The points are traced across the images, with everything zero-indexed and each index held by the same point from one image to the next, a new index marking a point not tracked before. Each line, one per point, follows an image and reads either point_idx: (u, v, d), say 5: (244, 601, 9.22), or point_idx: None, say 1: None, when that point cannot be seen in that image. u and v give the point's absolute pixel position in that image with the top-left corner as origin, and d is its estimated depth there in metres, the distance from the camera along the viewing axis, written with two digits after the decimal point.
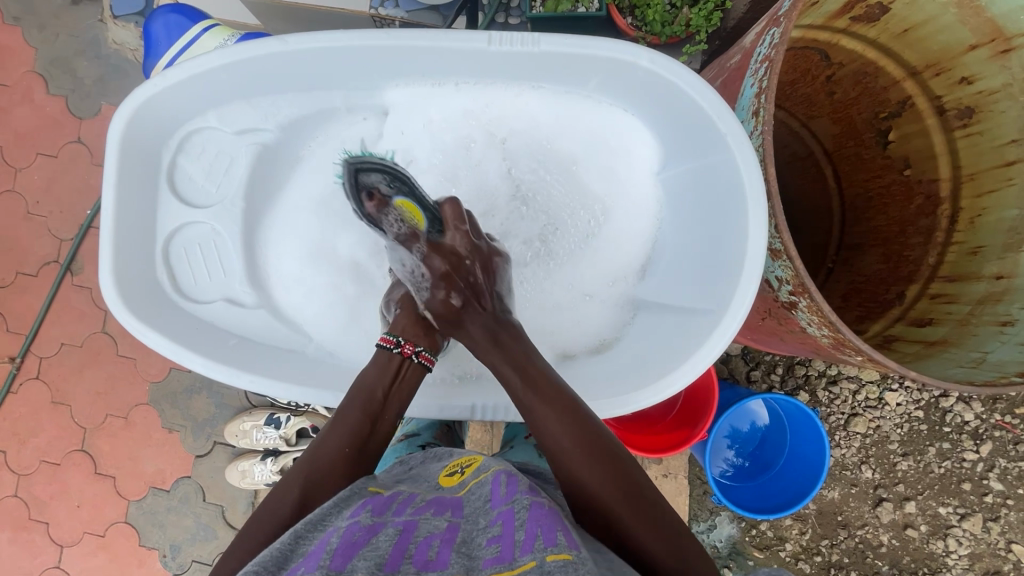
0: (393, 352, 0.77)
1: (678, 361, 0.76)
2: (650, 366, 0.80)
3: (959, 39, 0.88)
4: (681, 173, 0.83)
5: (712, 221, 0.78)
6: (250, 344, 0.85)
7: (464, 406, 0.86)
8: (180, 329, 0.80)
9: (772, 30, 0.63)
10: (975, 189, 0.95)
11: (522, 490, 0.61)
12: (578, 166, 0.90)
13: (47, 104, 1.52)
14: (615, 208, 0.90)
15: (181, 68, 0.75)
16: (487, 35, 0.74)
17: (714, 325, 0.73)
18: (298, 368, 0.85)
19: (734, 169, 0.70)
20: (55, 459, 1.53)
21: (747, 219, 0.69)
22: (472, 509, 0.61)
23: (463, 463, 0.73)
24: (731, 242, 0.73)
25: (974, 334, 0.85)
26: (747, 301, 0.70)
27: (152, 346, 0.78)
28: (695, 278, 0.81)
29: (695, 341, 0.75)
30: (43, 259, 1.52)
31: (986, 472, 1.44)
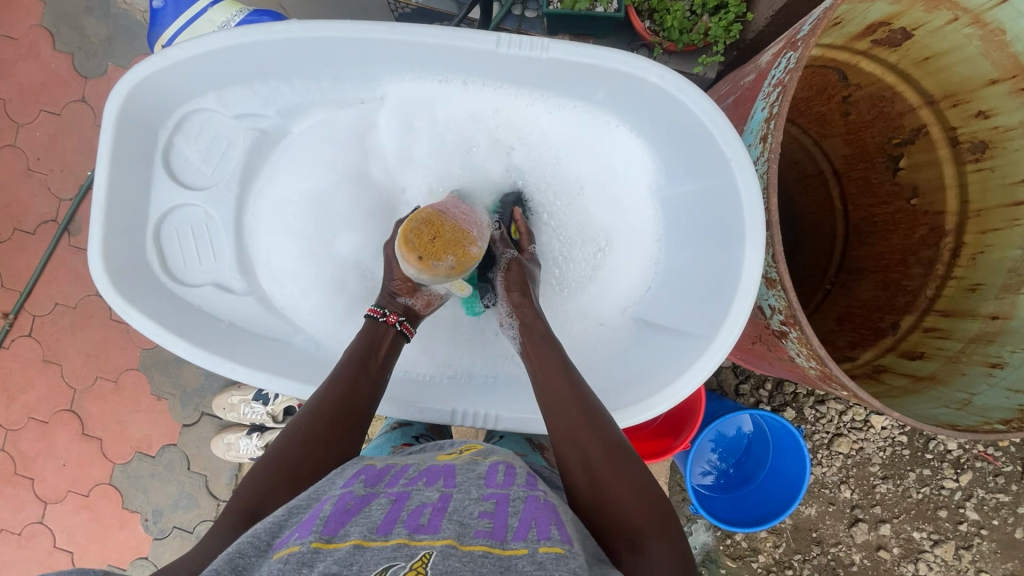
0: (378, 322, 0.79)
1: (664, 387, 0.74)
2: (634, 385, 0.80)
3: (980, 71, 0.86)
4: (683, 193, 0.82)
5: (709, 245, 0.77)
6: (237, 330, 0.85)
7: (444, 410, 0.83)
8: (164, 312, 0.79)
9: (789, 53, 0.62)
10: (980, 225, 0.94)
11: (518, 481, 0.60)
12: (585, 178, 0.90)
13: (53, 60, 1.50)
14: (615, 221, 0.90)
15: (182, 48, 0.73)
16: (496, 37, 0.72)
17: (701, 351, 0.72)
18: (282, 359, 0.84)
19: (737, 197, 0.69)
20: (43, 417, 1.54)
21: (743, 250, 0.68)
22: (464, 478, 0.60)
23: (462, 447, 0.72)
24: (726, 268, 0.72)
25: (963, 373, 0.85)
26: (735, 328, 0.69)
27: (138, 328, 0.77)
28: (690, 301, 0.80)
29: (683, 365, 0.74)
30: (41, 217, 1.51)
31: (963, 501, 1.45)
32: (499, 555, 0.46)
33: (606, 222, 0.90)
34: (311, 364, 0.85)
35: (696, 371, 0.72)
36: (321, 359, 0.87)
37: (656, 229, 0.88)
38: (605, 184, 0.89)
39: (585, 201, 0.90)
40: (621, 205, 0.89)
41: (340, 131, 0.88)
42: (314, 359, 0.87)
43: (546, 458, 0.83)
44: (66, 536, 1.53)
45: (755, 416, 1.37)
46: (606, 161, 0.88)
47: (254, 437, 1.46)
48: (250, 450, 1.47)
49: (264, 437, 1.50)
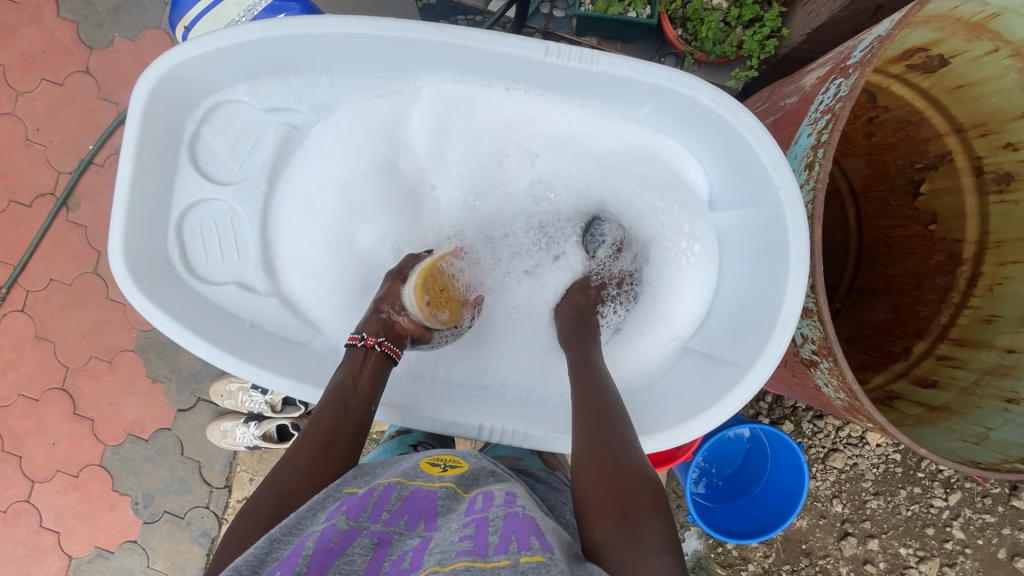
0: (358, 346, 0.77)
1: (696, 411, 0.74)
2: (673, 408, 0.79)
3: (1013, 104, 0.86)
4: (733, 216, 0.80)
5: (749, 270, 0.77)
6: (261, 332, 0.84)
7: (471, 424, 0.81)
8: (185, 311, 0.78)
9: (839, 80, 0.62)
10: (999, 256, 0.95)
11: (496, 502, 0.57)
12: (615, 194, 0.91)
13: (57, 28, 1.45)
14: (655, 233, 0.88)
15: (215, 36, 0.71)
16: (545, 45, 0.71)
17: (738, 378, 0.72)
18: (303, 363, 0.83)
19: (782, 226, 0.68)
20: (34, 395, 1.50)
21: (785, 281, 0.68)
22: (444, 517, 0.57)
23: (447, 462, 0.70)
24: (768, 296, 0.72)
25: (977, 406, 0.86)
26: (772, 359, 0.69)
27: (159, 327, 0.76)
28: (726, 328, 0.80)
29: (718, 392, 0.74)
30: (38, 190, 1.47)
31: (950, 520, 1.47)
32: (482, 570, 0.45)
33: (632, 236, 0.92)
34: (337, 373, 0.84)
35: (733, 398, 0.72)
36: None
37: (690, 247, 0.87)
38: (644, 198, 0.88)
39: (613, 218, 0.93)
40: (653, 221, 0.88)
41: (371, 127, 0.85)
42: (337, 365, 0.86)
43: (544, 460, 0.84)
44: (53, 515, 1.51)
45: (755, 429, 1.37)
46: (646, 178, 0.87)
47: (251, 426, 1.42)
48: (247, 437, 1.42)
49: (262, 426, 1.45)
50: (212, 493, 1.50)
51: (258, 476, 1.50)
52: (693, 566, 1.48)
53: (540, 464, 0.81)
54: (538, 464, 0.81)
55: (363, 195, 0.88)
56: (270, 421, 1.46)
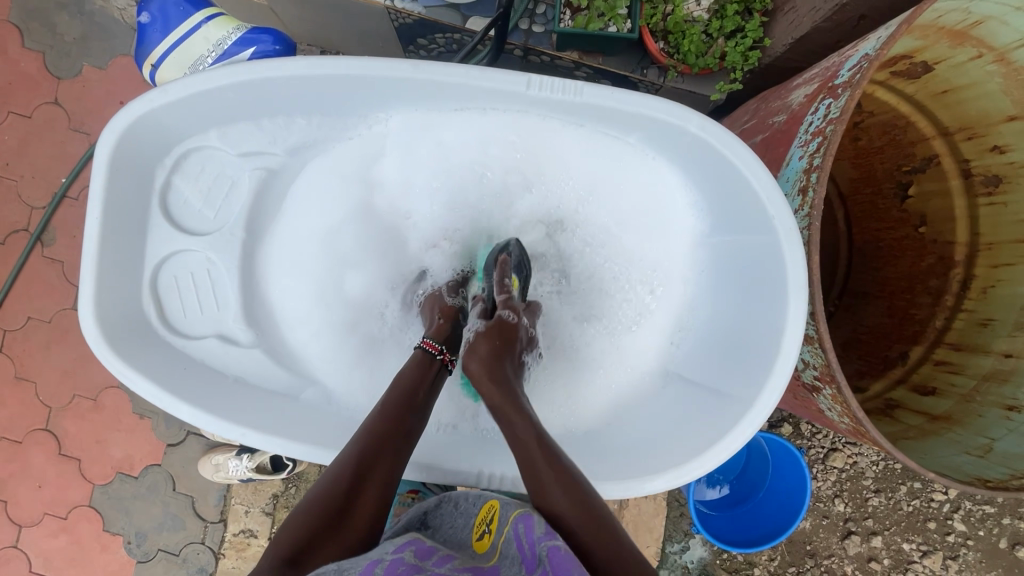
0: (435, 357, 0.77)
1: (700, 449, 0.73)
2: (673, 442, 0.77)
3: (998, 108, 0.85)
4: (729, 244, 0.79)
5: (745, 298, 0.76)
6: (246, 386, 0.81)
7: (470, 471, 0.80)
8: (163, 371, 0.75)
9: (829, 100, 0.61)
10: (991, 259, 0.94)
11: (540, 534, 0.57)
12: (616, 216, 0.86)
13: (22, 59, 1.40)
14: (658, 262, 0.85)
15: (183, 84, 0.69)
16: (527, 78, 0.69)
17: (741, 412, 0.71)
18: (288, 416, 0.80)
19: (779, 256, 0.67)
20: (16, 437, 1.46)
21: (785, 312, 0.67)
22: (505, 569, 0.56)
23: (486, 517, 0.67)
24: (767, 325, 0.71)
25: (979, 414, 0.85)
26: (776, 392, 0.68)
27: (136, 391, 0.73)
28: (723, 357, 0.79)
29: (719, 428, 0.73)
30: (11, 226, 1.42)
31: (951, 513, 1.46)
32: None
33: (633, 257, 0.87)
34: (330, 424, 0.81)
35: (735, 435, 0.70)
36: (336, 412, 0.84)
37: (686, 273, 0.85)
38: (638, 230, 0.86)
39: (610, 239, 0.87)
40: (661, 245, 0.85)
41: (346, 168, 0.84)
42: (328, 413, 0.83)
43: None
44: (43, 560, 1.46)
45: (756, 435, 1.36)
46: (636, 205, 0.84)
47: (244, 459, 1.37)
48: (240, 470, 1.38)
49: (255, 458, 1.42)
50: (207, 528, 1.46)
51: (255, 508, 1.45)
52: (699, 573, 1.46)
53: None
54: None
55: (345, 236, 0.87)
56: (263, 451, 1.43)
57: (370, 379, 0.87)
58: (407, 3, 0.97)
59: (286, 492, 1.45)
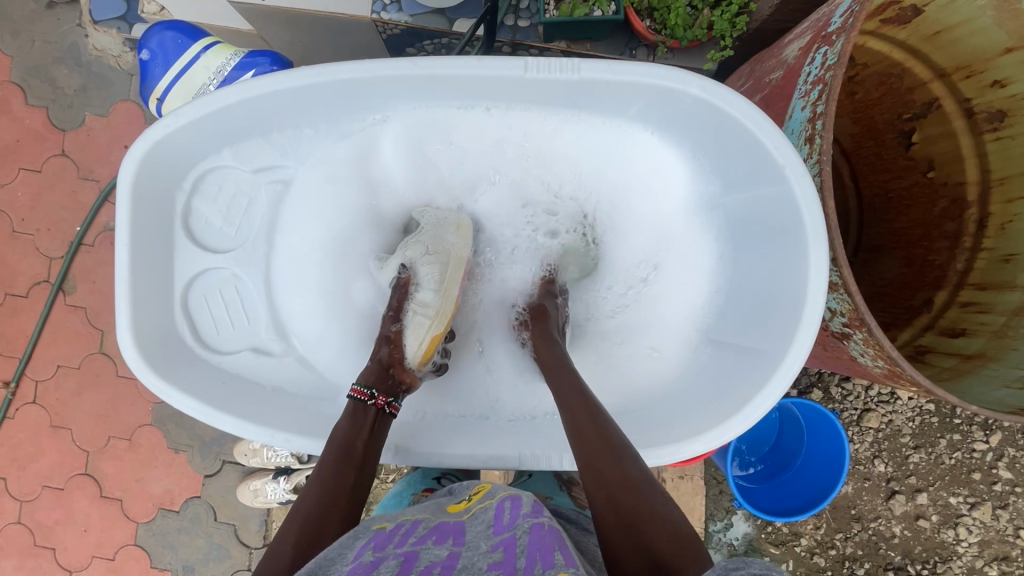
0: (367, 405, 0.74)
1: (736, 406, 0.73)
2: (707, 411, 0.77)
3: (994, 41, 0.85)
4: (741, 201, 0.78)
5: (765, 256, 0.76)
6: (283, 395, 0.82)
7: (513, 455, 0.80)
8: (202, 387, 0.77)
9: (823, 48, 0.61)
10: (1004, 194, 0.93)
11: (523, 512, 0.57)
12: (625, 210, 0.88)
13: (27, 117, 1.44)
14: (668, 234, 0.86)
15: (193, 106, 0.71)
16: (522, 61, 0.70)
17: (775, 365, 0.71)
18: (324, 419, 0.80)
19: (795, 204, 0.67)
20: (58, 484, 1.48)
21: (807, 260, 0.67)
22: (473, 530, 0.57)
23: (471, 490, 0.68)
24: (790, 277, 0.71)
25: (1012, 348, 0.84)
26: (809, 338, 0.68)
27: (179, 407, 0.75)
28: (751, 315, 0.79)
29: (755, 384, 0.73)
30: (33, 279, 1.46)
31: (995, 462, 1.42)
32: None
33: (644, 249, 0.88)
34: None
35: (770, 390, 0.71)
36: None
37: (703, 252, 0.84)
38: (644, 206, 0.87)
39: (624, 235, 0.89)
40: (671, 237, 0.86)
41: (352, 174, 0.85)
42: None
43: (573, 497, 0.82)
44: None
45: (788, 404, 1.35)
46: (648, 188, 0.86)
47: (282, 481, 1.40)
48: (279, 493, 1.40)
49: (292, 479, 1.43)
50: (252, 554, 1.47)
51: None
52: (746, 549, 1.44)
53: (571, 503, 0.79)
54: (568, 503, 0.78)
55: (364, 240, 0.89)
56: (299, 471, 1.44)
57: None
58: (394, 13, 0.99)
59: None
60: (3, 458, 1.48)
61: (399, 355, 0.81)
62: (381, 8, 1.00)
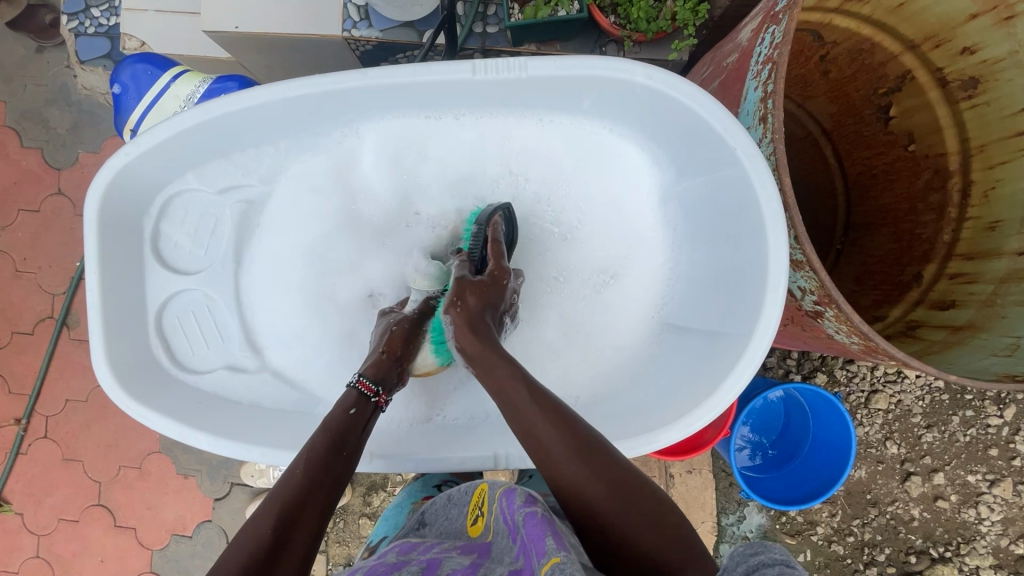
0: (370, 400, 0.71)
1: (707, 390, 0.73)
2: (674, 398, 0.77)
3: (958, 9, 0.84)
4: (698, 184, 0.80)
5: (727, 238, 0.77)
6: (261, 410, 0.84)
7: (487, 455, 0.80)
8: (178, 407, 0.78)
9: (772, 28, 0.62)
10: (986, 161, 0.92)
11: (518, 503, 0.55)
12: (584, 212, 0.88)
13: (23, 158, 1.48)
14: (634, 228, 0.87)
15: (153, 133, 0.73)
16: (471, 64, 0.72)
17: (743, 346, 0.71)
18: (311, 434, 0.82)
19: (749, 183, 0.68)
20: (73, 516, 1.49)
21: (766, 238, 0.68)
22: (495, 546, 0.56)
23: (478, 501, 0.67)
24: (752, 256, 0.71)
25: (1003, 316, 0.83)
26: (776, 315, 0.68)
27: (156, 428, 0.76)
28: (716, 299, 0.79)
29: (724, 366, 0.73)
30: (37, 316, 1.48)
31: (1012, 436, 1.38)
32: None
33: (606, 253, 0.88)
34: None
35: (739, 373, 0.70)
36: None
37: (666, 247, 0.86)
38: (606, 201, 0.87)
39: (593, 240, 0.88)
40: (631, 235, 0.87)
41: (320, 186, 0.87)
42: None
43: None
44: None
45: (792, 390, 1.33)
46: (607, 187, 0.86)
47: None
48: None
49: None
50: None
51: None
52: (761, 541, 1.40)
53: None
54: None
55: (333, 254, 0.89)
56: None
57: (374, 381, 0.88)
58: (363, 29, 1.00)
59: (336, 526, 1.28)
60: (19, 494, 1.50)
61: (410, 360, 0.78)
62: (351, 26, 1.01)
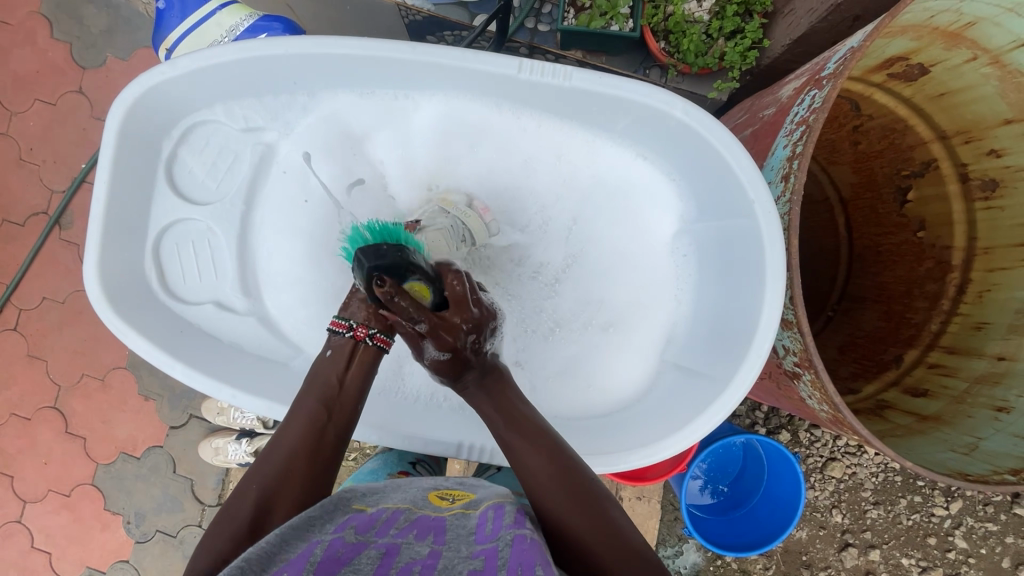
0: (346, 336, 0.73)
1: (675, 427, 0.76)
2: (644, 428, 0.80)
3: (995, 111, 0.86)
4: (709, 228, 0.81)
5: (729, 285, 0.78)
6: (238, 353, 0.84)
7: (451, 443, 0.82)
8: (158, 331, 0.79)
9: (813, 91, 0.63)
10: (987, 263, 0.95)
11: (506, 523, 0.56)
12: (607, 239, 0.89)
13: (50, 49, 1.45)
14: (629, 254, 0.88)
15: (190, 58, 0.73)
16: (518, 62, 0.73)
17: (718, 394, 0.73)
18: (280, 383, 0.83)
19: (760, 239, 0.69)
20: (26, 414, 1.48)
21: (763, 295, 0.69)
22: (455, 535, 0.56)
23: (454, 493, 0.67)
24: (746, 309, 0.73)
25: (969, 415, 0.85)
26: (755, 370, 0.70)
27: (133, 348, 0.77)
28: (704, 342, 0.81)
29: (698, 408, 0.75)
30: (32, 209, 1.47)
31: (952, 529, 1.41)
32: None
33: (597, 271, 0.90)
34: None
35: (710, 416, 0.73)
36: None
37: (671, 283, 0.86)
38: (614, 222, 0.88)
39: (597, 257, 0.90)
40: (637, 259, 0.88)
41: (343, 146, 0.87)
42: None
43: None
44: (45, 536, 1.48)
45: (754, 441, 1.34)
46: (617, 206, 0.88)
47: (243, 443, 1.38)
48: (239, 454, 1.38)
49: (254, 443, 1.42)
50: (205, 512, 1.46)
51: None
52: None
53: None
54: None
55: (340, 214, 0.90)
56: (263, 436, 1.42)
57: None
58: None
59: None
60: None
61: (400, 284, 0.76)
62: None
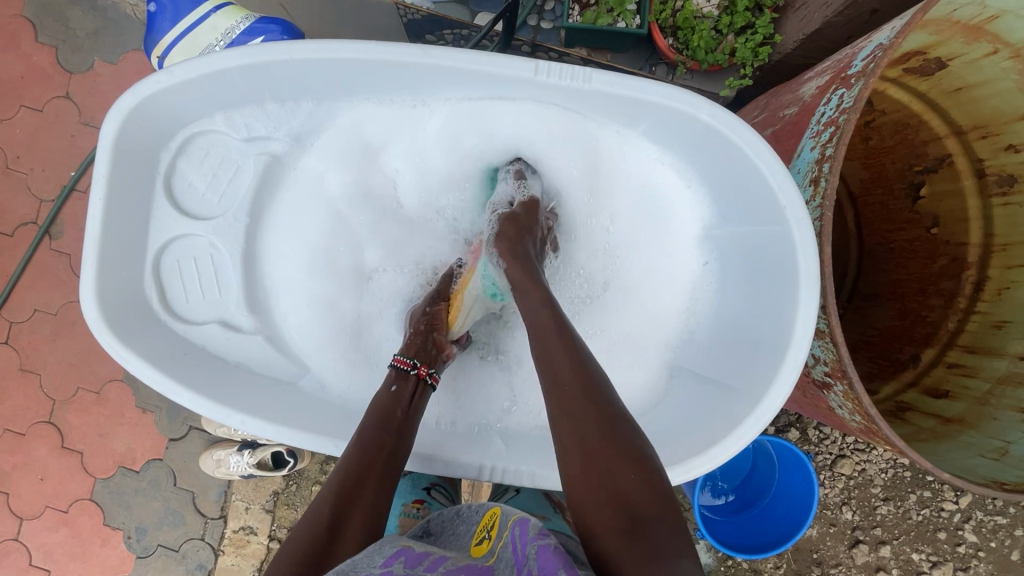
0: (410, 372, 0.77)
1: (706, 438, 0.73)
2: (674, 440, 0.77)
3: (1014, 105, 0.84)
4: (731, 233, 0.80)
5: (755, 291, 0.77)
6: (246, 373, 0.81)
7: (471, 464, 0.79)
8: (161, 353, 0.75)
9: (842, 90, 0.61)
10: (1005, 259, 0.93)
11: (531, 536, 0.52)
12: (637, 240, 0.89)
13: (35, 54, 1.41)
14: (656, 259, 0.88)
15: (189, 66, 0.70)
16: (535, 64, 0.70)
17: (750, 406, 0.71)
18: (290, 404, 0.80)
19: (790, 245, 0.68)
20: (20, 429, 1.44)
21: (795, 304, 0.68)
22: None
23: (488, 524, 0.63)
24: (777, 317, 0.71)
25: (994, 417, 0.84)
26: (788, 382, 0.68)
27: (136, 373, 0.73)
28: (728, 349, 0.80)
29: (732, 419, 0.72)
30: (20, 219, 1.42)
31: (962, 523, 1.40)
32: None
33: (629, 272, 0.90)
34: (330, 414, 0.81)
35: (744, 428, 0.70)
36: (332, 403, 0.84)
37: (697, 286, 0.86)
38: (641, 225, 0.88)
39: (631, 259, 0.90)
40: (665, 263, 0.87)
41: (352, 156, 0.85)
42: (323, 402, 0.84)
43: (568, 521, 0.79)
44: (44, 554, 1.44)
45: (765, 441, 1.32)
46: (642, 211, 0.87)
47: (246, 454, 1.35)
48: (241, 466, 1.35)
49: (256, 453, 1.39)
50: (207, 525, 1.43)
51: None
52: None
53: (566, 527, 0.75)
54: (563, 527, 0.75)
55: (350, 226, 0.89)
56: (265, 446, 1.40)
57: (364, 357, 0.89)
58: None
59: None
60: None
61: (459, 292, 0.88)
62: None
